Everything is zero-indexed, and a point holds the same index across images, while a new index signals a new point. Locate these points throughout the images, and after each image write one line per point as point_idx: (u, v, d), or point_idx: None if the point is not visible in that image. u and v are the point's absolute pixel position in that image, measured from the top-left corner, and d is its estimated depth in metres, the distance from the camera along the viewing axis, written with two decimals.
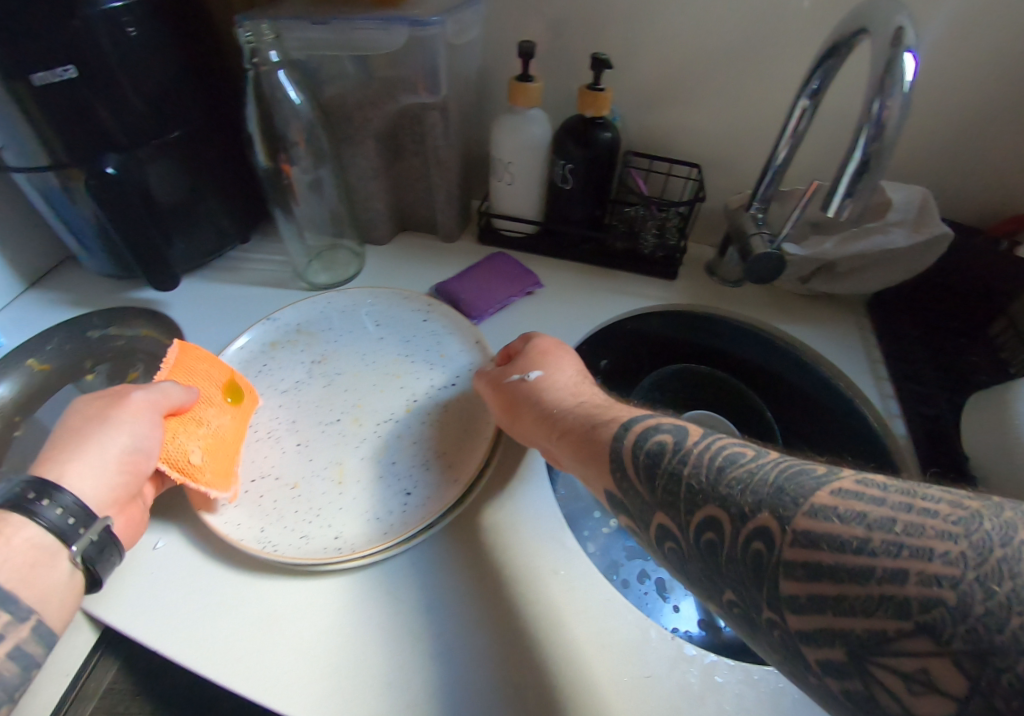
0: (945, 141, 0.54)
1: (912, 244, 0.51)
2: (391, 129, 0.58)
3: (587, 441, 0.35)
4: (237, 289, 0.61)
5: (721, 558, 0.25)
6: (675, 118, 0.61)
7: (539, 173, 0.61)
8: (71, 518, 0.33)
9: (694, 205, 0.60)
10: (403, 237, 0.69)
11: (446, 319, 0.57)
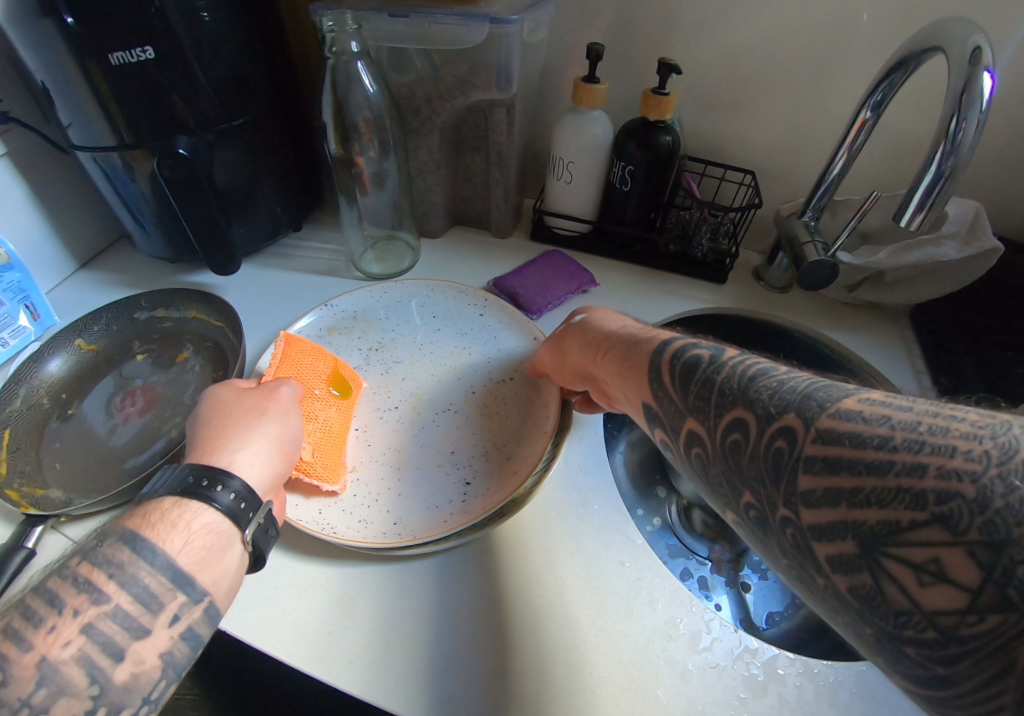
0: (1007, 156, 0.55)
1: (962, 256, 0.52)
2: (456, 123, 0.60)
3: (632, 355, 0.35)
4: (294, 276, 0.63)
5: (744, 459, 0.25)
6: (738, 125, 0.62)
7: (597, 173, 0.62)
8: (241, 501, 0.32)
9: (748, 211, 0.60)
10: (456, 231, 0.71)
11: (503, 314, 0.57)
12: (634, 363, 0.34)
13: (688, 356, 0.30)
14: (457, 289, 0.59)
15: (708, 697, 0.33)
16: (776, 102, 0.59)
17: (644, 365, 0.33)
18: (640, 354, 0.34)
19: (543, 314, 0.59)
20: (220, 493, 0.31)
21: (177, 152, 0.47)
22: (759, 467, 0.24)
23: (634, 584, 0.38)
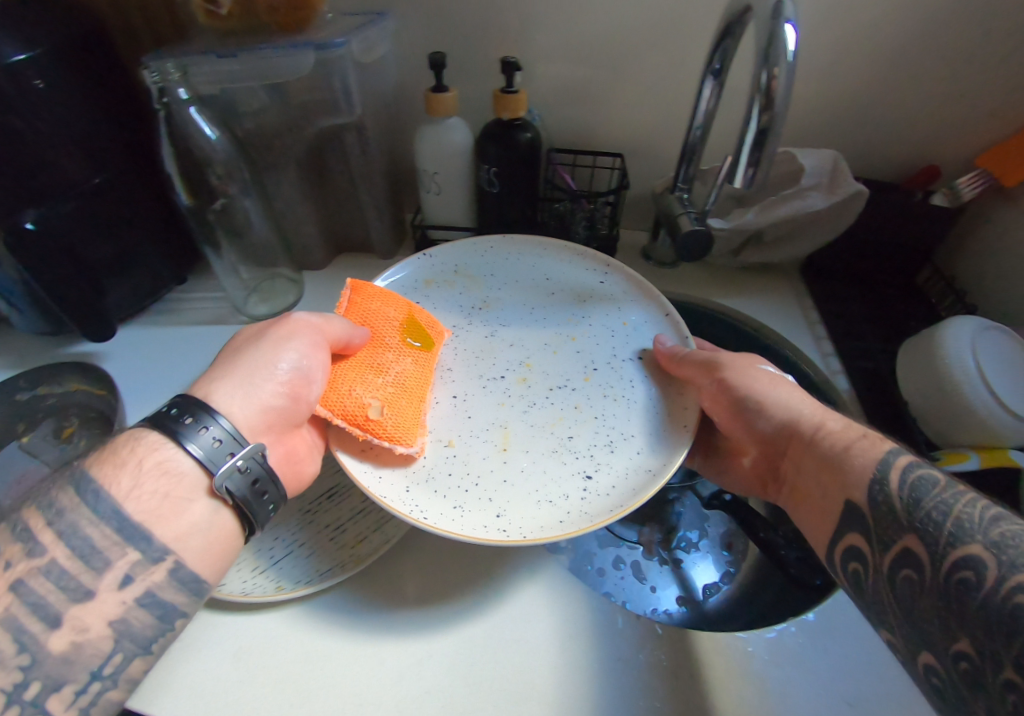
0: (849, 105, 0.61)
1: (830, 204, 0.57)
2: (314, 151, 0.60)
3: (839, 464, 0.37)
4: (180, 332, 0.62)
5: (904, 588, 0.30)
6: (594, 113, 0.65)
7: (466, 178, 0.64)
8: (218, 443, 0.35)
9: (621, 194, 0.63)
10: (340, 260, 0.71)
11: (624, 281, 0.57)
12: (833, 465, 0.37)
13: (915, 476, 0.33)
14: (575, 252, 0.60)
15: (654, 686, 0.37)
16: (617, 89, 0.62)
17: (866, 471, 0.35)
18: (852, 468, 0.36)
19: None
20: (194, 434, 0.35)
21: (23, 226, 0.46)
22: (911, 591, 0.30)
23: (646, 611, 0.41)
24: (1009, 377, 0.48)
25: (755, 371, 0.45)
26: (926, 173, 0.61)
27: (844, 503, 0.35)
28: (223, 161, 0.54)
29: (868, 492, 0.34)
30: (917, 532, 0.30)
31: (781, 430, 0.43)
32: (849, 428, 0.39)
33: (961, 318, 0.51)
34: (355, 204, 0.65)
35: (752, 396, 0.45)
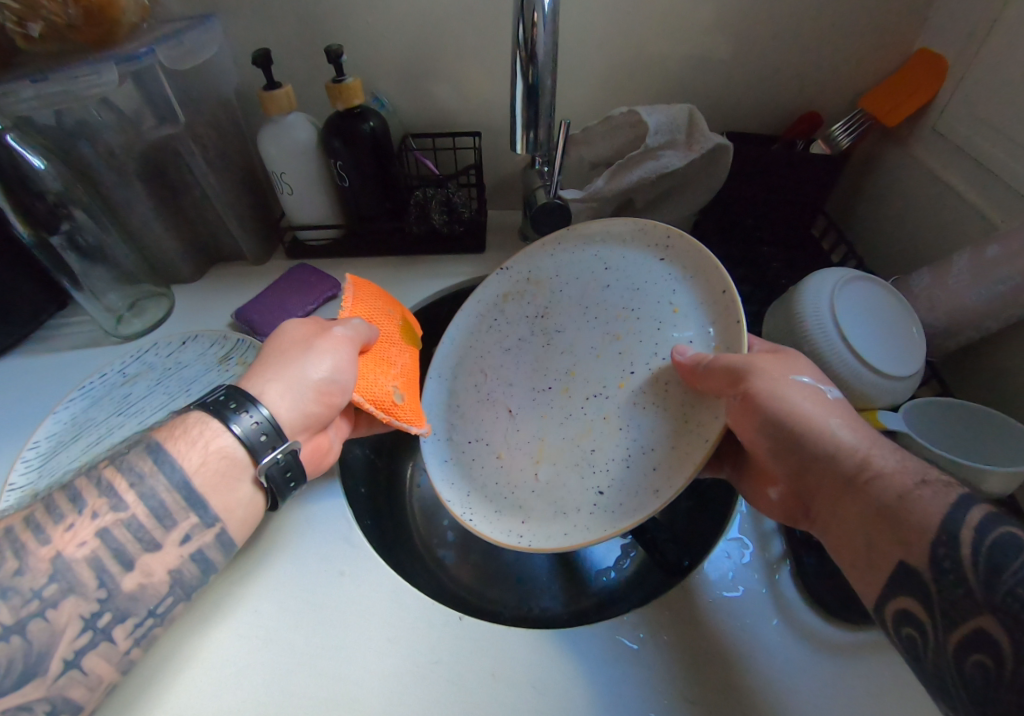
0: (693, 63, 0.66)
1: (686, 161, 0.55)
2: (154, 164, 0.63)
3: (850, 491, 0.36)
4: (56, 359, 0.65)
5: (978, 678, 0.28)
6: (448, 102, 0.66)
7: (317, 175, 0.64)
8: (262, 435, 0.39)
9: (478, 170, 0.65)
10: (215, 270, 0.74)
11: (687, 254, 0.49)
12: (896, 516, 0.33)
13: (997, 533, 0.30)
14: (634, 225, 0.53)
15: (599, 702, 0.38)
16: (468, 73, 0.64)
17: (929, 530, 0.31)
18: (909, 522, 0.32)
19: None
20: (238, 421, 0.39)
21: None
22: (983, 679, 0.28)
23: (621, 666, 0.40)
24: (870, 327, 0.47)
25: (783, 388, 0.40)
26: (805, 122, 0.65)
27: (900, 566, 0.33)
28: (132, 165, 0.61)
29: (932, 548, 0.31)
30: (936, 545, 0.31)
31: (816, 458, 0.39)
32: (903, 469, 0.35)
33: (823, 271, 0.50)
34: (211, 219, 0.70)
35: (792, 416, 0.39)
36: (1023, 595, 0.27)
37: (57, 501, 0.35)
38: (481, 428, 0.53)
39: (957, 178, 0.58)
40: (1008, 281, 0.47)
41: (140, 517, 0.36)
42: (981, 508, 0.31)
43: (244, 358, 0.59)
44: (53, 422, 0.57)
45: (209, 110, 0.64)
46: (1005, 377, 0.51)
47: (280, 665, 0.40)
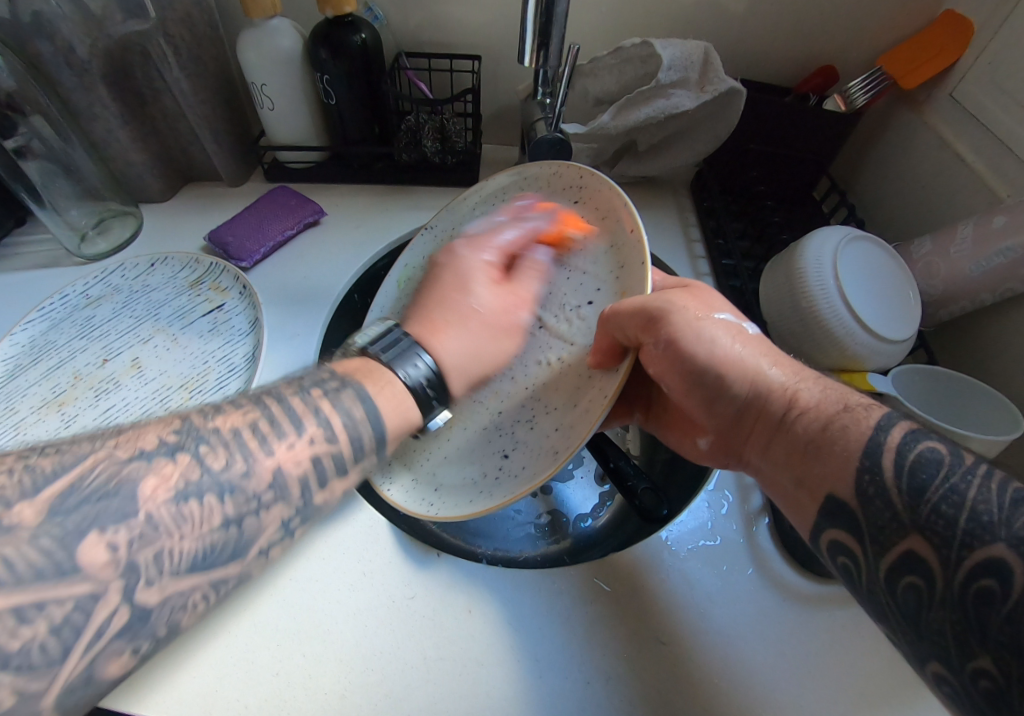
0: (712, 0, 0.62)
1: (699, 103, 0.52)
2: (120, 67, 0.57)
3: (792, 440, 0.35)
4: (5, 277, 0.60)
5: (922, 606, 0.27)
6: (446, 17, 0.61)
7: (300, 90, 0.59)
8: (426, 384, 0.38)
9: (476, 98, 0.61)
10: (187, 189, 0.69)
11: (604, 192, 0.47)
12: (819, 449, 0.34)
13: (918, 449, 0.30)
14: (550, 169, 0.51)
15: (583, 643, 0.39)
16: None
17: (853, 455, 0.32)
18: (835, 451, 0.33)
19: (258, 262, 0.57)
20: (404, 368, 0.38)
21: None
22: (916, 603, 0.27)
23: (605, 614, 0.40)
24: (869, 290, 0.47)
25: (705, 324, 0.39)
26: (820, 76, 0.61)
27: (828, 498, 0.32)
28: (95, 64, 0.55)
29: (855, 476, 0.31)
30: (861, 473, 0.31)
31: (747, 404, 0.38)
32: (826, 398, 0.35)
33: (827, 228, 0.49)
34: (183, 132, 0.64)
35: (721, 362, 0.38)
36: (948, 512, 0.27)
37: (278, 412, 0.33)
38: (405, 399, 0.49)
39: (968, 150, 0.57)
40: (1008, 253, 0.46)
41: (325, 436, 0.33)
42: (902, 426, 0.32)
43: (217, 283, 0.56)
44: (11, 344, 0.53)
45: (181, 7, 0.57)
46: (987, 348, 0.52)
47: (250, 596, 0.39)
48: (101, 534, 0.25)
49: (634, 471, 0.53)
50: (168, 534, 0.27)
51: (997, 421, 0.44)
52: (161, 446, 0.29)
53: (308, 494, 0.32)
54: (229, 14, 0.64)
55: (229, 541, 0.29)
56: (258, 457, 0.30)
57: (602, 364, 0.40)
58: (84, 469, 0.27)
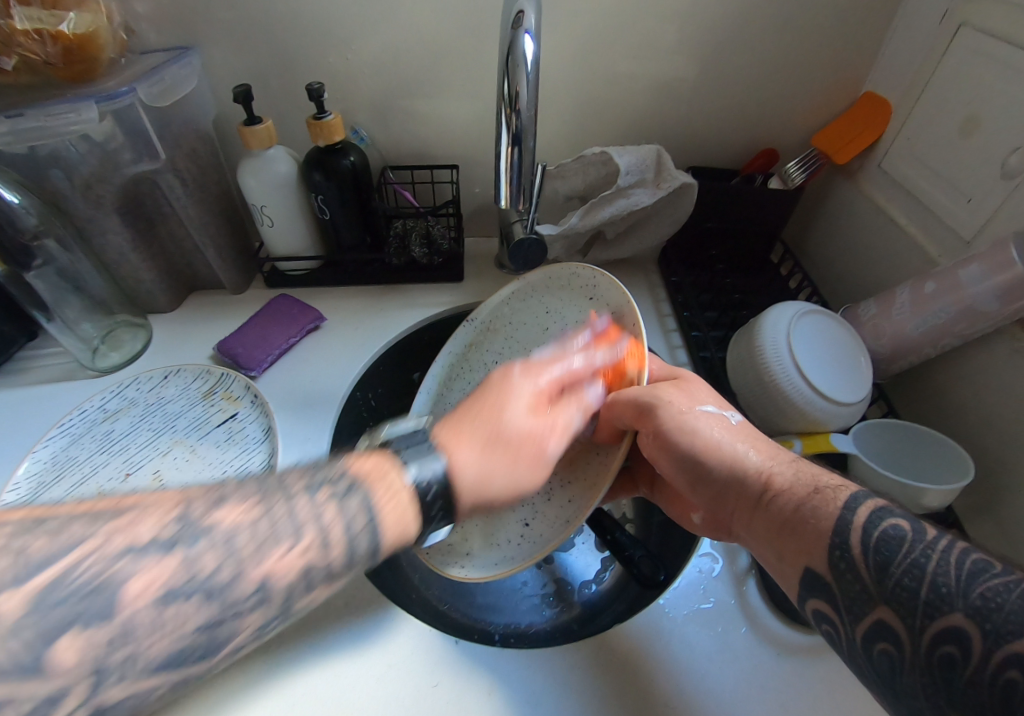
0: (660, 106, 0.70)
1: (656, 198, 0.59)
2: (132, 197, 0.62)
3: (767, 510, 0.39)
4: (21, 395, 0.63)
5: (899, 671, 0.30)
6: (426, 133, 0.68)
7: (297, 208, 0.65)
8: (431, 492, 0.36)
9: (455, 204, 0.67)
10: (192, 298, 0.74)
11: (613, 289, 0.52)
12: (794, 529, 0.37)
13: (882, 528, 0.33)
14: (568, 271, 0.57)
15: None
16: (442, 108, 0.66)
17: (824, 533, 0.35)
18: (808, 527, 0.36)
19: (266, 369, 0.62)
20: (415, 467, 0.36)
21: None
22: (891, 668, 0.30)
23: (618, 686, 0.43)
24: (823, 358, 0.52)
25: (688, 417, 0.44)
26: (762, 159, 0.69)
27: (806, 571, 0.35)
28: (109, 198, 0.60)
29: (827, 550, 0.34)
30: (833, 549, 0.34)
31: (726, 484, 0.42)
32: (798, 481, 0.39)
33: (781, 304, 0.55)
34: (189, 248, 0.70)
35: (706, 447, 0.43)
36: (910, 585, 0.30)
37: (284, 511, 0.30)
38: None
39: (902, 215, 0.64)
40: (943, 313, 0.52)
41: (319, 543, 0.30)
42: (868, 505, 0.35)
43: (229, 392, 0.60)
44: (33, 462, 0.56)
45: (188, 143, 0.63)
46: (942, 398, 0.56)
47: (282, 702, 0.41)
48: (79, 632, 0.24)
49: (630, 541, 0.57)
50: (145, 636, 0.25)
51: (951, 464, 0.49)
52: (156, 543, 0.26)
53: (294, 599, 0.30)
54: (230, 142, 0.72)
55: (203, 645, 0.27)
56: (248, 568, 0.28)
57: (607, 441, 0.48)
58: (72, 561, 0.24)
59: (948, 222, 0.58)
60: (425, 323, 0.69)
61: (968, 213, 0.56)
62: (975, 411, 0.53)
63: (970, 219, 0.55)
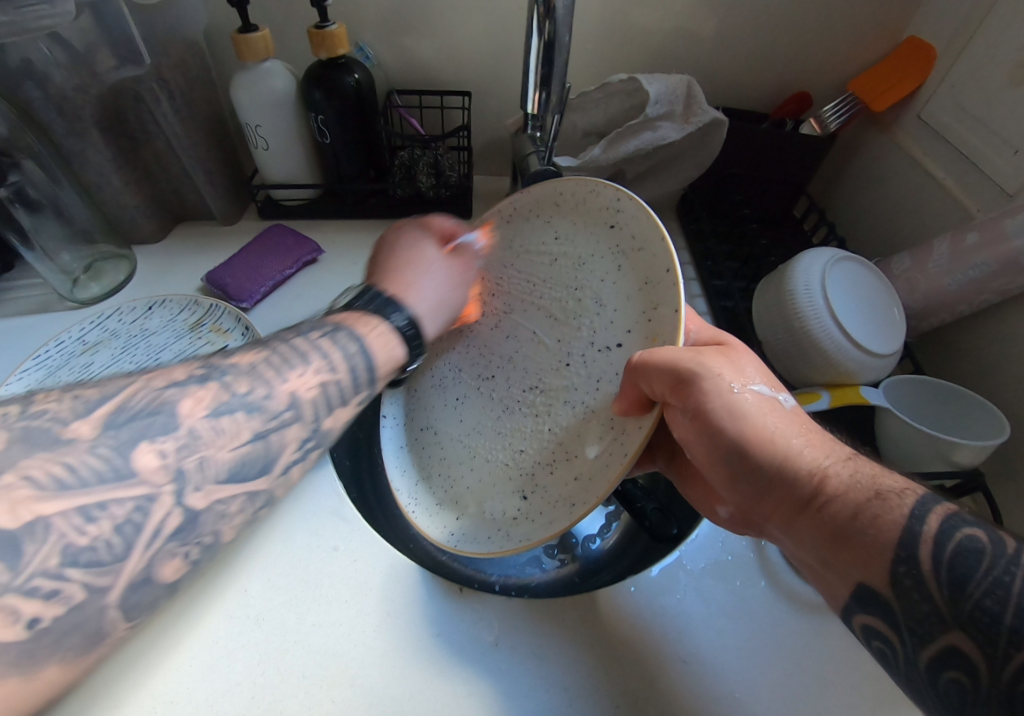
0: (690, 37, 0.65)
1: (684, 134, 0.55)
2: (113, 112, 0.57)
3: (818, 522, 0.30)
4: None
5: (969, 706, 0.23)
6: (438, 55, 0.63)
7: (294, 132, 0.60)
8: (410, 328, 0.39)
9: (466, 133, 0.62)
10: (180, 228, 0.69)
11: (637, 218, 0.41)
12: (847, 539, 0.28)
13: (957, 539, 0.25)
14: (583, 187, 0.45)
15: (606, 669, 0.40)
16: (455, 25, 0.60)
17: (886, 546, 0.27)
18: (865, 541, 0.28)
19: (258, 302, 0.58)
20: (393, 316, 0.39)
21: None
22: (959, 698, 0.24)
23: (628, 637, 0.41)
24: (856, 307, 0.49)
25: (738, 394, 0.35)
26: (793, 102, 0.64)
27: (859, 587, 0.28)
28: (88, 111, 0.55)
29: (888, 567, 0.26)
30: (895, 563, 0.26)
31: (773, 483, 0.32)
32: (857, 484, 0.29)
33: (814, 250, 0.52)
34: (176, 174, 0.64)
35: (759, 436, 0.33)
36: (992, 608, 0.23)
37: (286, 350, 0.33)
38: (451, 418, 0.50)
39: (938, 168, 0.60)
40: (983, 267, 0.49)
41: (330, 366, 0.33)
42: (940, 510, 0.27)
43: (218, 324, 0.56)
44: (7, 395, 0.51)
45: (176, 53, 0.57)
46: (970, 357, 0.54)
47: (274, 644, 0.39)
48: (151, 442, 0.25)
49: (641, 494, 0.54)
50: (210, 443, 0.27)
51: (983, 427, 0.47)
52: (190, 376, 0.28)
53: (321, 417, 0.32)
54: (221, 58, 0.65)
55: (260, 453, 0.29)
56: (275, 384, 0.30)
57: (627, 412, 0.38)
58: (125, 396, 0.26)
59: (989, 174, 0.54)
60: None
61: (1013, 166, 0.52)
62: (1006, 372, 0.51)
63: (1014, 172, 0.51)
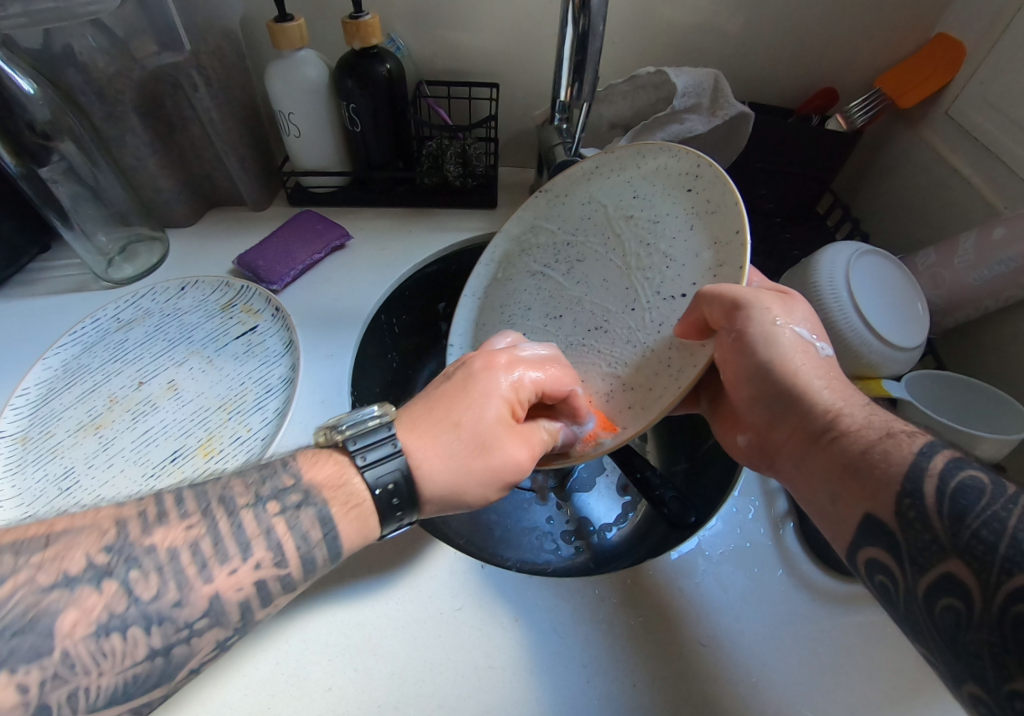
0: (718, 32, 0.65)
1: (710, 127, 0.56)
2: (151, 97, 0.58)
3: (830, 450, 0.35)
4: (33, 302, 0.60)
5: (964, 629, 0.26)
6: (467, 46, 0.64)
7: (326, 120, 0.62)
8: (393, 496, 0.34)
9: (493, 122, 0.63)
10: (212, 213, 0.71)
11: (717, 180, 0.42)
12: (858, 471, 0.33)
13: (959, 478, 0.29)
14: (666, 153, 0.47)
15: (620, 649, 0.40)
16: (484, 17, 0.61)
17: (893, 479, 0.31)
18: (873, 472, 0.32)
19: (288, 284, 0.59)
20: (371, 469, 0.34)
21: None
22: (954, 623, 0.27)
23: (647, 621, 0.42)
24: (880, 300, 0.49)
25: (782, 331, 0.39)
26: (818, 98, 0.65)
27: (866, 517, 0.32)
28: (128, 95, 0.56)
29: (894, 499, 0.30)
30: (901, 497, 0.30)
31: (795, 413, 0.38)
32: (870, 425, 0.35)
33: (838, 243, 0.52)
34: (209, 159, 0.66)
35: (787, 371, 0.39)
36: (987, 538, 0.26)
37: (225, 531, 0.31)
38: (524, 344, 0.54)
39: (965, 165, 0.59)
40: (1011, 262, 0.49)
41: (272, 560, 0.31)
42: (945, 454, 0.31)
43: (249, 305, 0.58)
44: (44, 368, 0.53)
45: (213, 40, 0.59)
46: (995, 354, 0.54)
47: (297, 610, 0.41)
48: (11, 674, 0.24)
49: (660, 481, 0.55)
50: (85, 671, 0.26)
51: (1005, 420, 0.47)
52: (88, 571, 0.27)
53: (248, 616, 0.31)
54: (256, 48, 0.67)
55: (153, 673, 0.28)
56: (191, 589, 0.29)
57: (686, 336, 0.40)
58: (3, 597, 0.25)
59: (1018, 172, 0.54)
60: (455, 250, 0.66)
61: None
62: None
63: None
